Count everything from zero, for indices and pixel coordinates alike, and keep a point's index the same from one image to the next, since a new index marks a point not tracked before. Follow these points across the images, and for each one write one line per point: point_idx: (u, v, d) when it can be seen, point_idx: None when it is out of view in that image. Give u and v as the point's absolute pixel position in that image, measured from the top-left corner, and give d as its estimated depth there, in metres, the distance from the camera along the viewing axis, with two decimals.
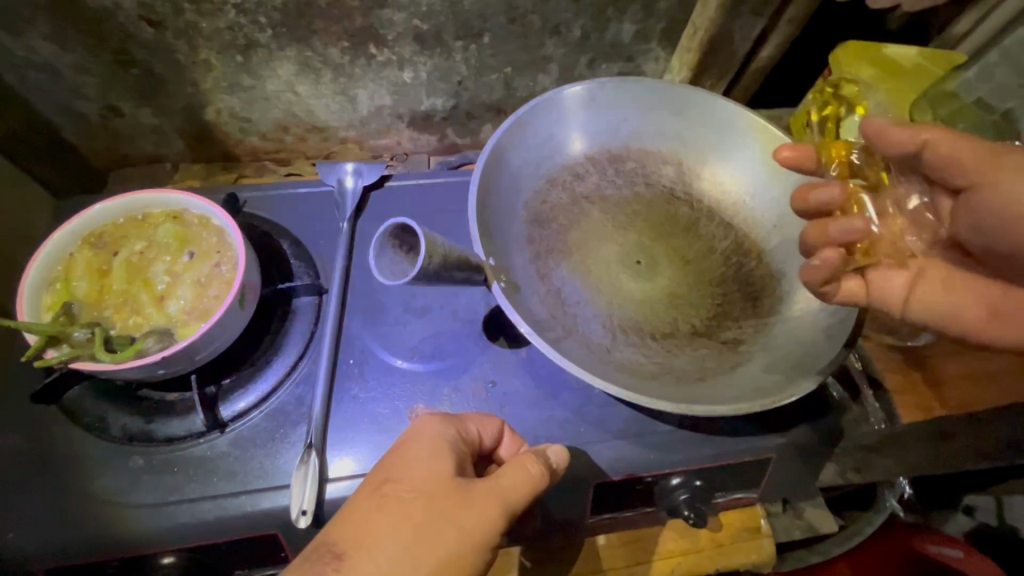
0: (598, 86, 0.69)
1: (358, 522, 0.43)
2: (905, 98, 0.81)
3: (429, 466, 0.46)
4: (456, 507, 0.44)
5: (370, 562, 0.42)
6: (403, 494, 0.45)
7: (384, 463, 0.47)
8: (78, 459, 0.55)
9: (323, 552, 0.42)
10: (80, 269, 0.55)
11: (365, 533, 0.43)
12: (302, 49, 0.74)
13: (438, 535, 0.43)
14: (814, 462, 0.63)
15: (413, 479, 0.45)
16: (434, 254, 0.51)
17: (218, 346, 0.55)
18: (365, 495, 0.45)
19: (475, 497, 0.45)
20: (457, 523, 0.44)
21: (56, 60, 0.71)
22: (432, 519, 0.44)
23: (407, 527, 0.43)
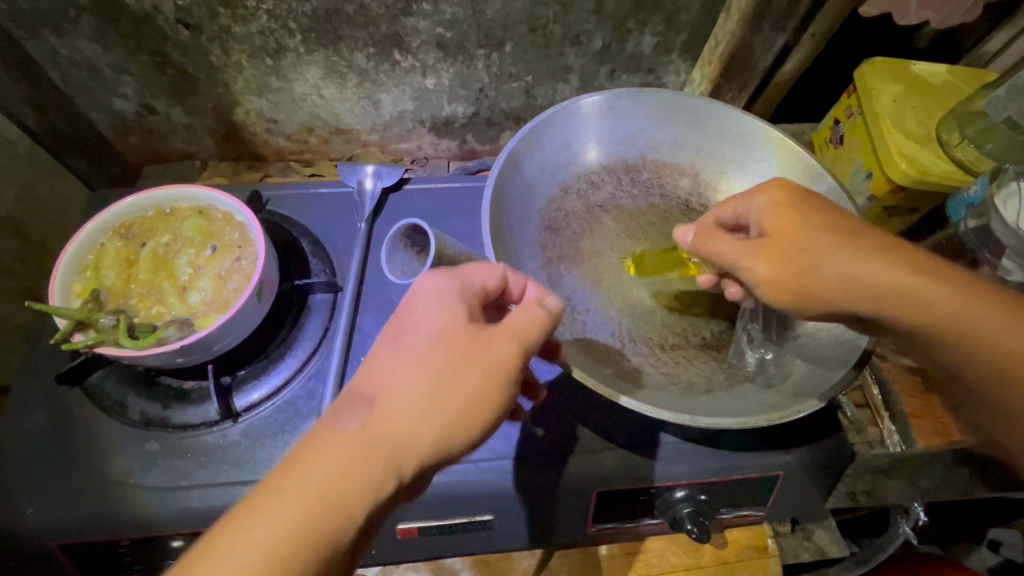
0: (616, 96, 0.69)
1: (377, 377, 0.40)
2: (932, 116, 0.80)
3: (444, 317, 0.42)
4: (478, 346, 0.42)
5: (400, 398, 0.39)
6: (417, 347, 0.41)
7: (394, 323, 0.44)
8: (96, 440, 0.57)
9: (349, 403, 0.39)
10: (109, 258, 0.58)
11: (390, 379, 0.40)
12: (329, 54, 0.77)
13: (459, 377, 0.40)
14: (824, 484, 0.62)
15: (430, 328, 0.42)
16: (444, 256, 0.52)
17: (234, 338, 0.56)
18: (381, 347, 0.42)
19: (493, 335, 0.42)
20: (476, 361, 0.41)
21: (97, 60, 0.75)
22: (454, 353, 0.41)
23: (433, 359, 0.40)
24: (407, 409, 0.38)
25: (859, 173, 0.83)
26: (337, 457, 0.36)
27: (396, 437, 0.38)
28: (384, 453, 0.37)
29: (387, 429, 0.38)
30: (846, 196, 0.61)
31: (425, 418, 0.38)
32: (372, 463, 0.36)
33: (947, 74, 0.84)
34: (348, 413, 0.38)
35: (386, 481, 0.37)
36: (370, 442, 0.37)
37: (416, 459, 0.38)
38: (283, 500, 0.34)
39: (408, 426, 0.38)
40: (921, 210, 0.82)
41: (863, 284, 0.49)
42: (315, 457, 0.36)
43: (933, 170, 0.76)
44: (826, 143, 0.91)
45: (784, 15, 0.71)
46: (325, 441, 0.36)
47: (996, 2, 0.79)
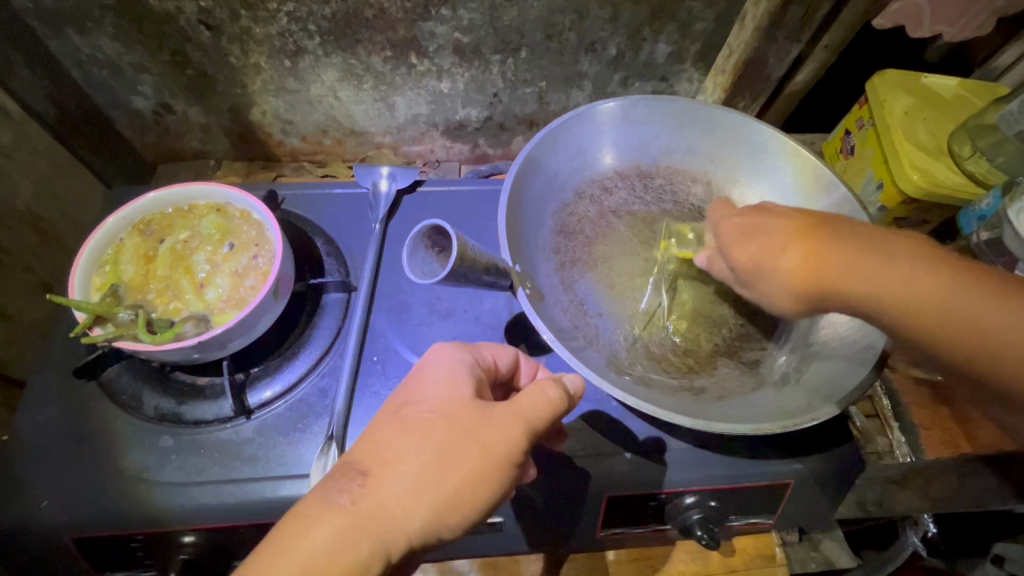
0: (631, 103, 0.70)
1: (378, 447, 0.42)
2: (943, 128, 0.81)
3: (450, 390, 0.44)
4: (477, 423, 0.42)
5: (395, 476, 0.40)
6: (422, 415, 0.43)
7: (402, 394, 0.46)
8: (110, 435, 0.58)
9: (347, 473, 0.41)
10: (127, 254, 0.58)
11: (389, 451, 0.41)
12: (346, 57, 0.78)
13: (460, 454, 0.41)
14: (836, 493, 0.62)
15: (432, 401, 0.44)
16: (463, 257, 0.52)
17: (249, 335, 0.57)
18: (386, 418, 0.44)
19: (496, 413, 0.43)
20: (478, 439, 0.42)
21: (118, 58, 0.76)
22: (453, 434, 0.42)
23: (430, 445, 0.41)
24: (402, 488, 0.39)
25: (870, 184, 0.83)
26: (327, 532, 0.37)
27: (388, 509, 0.39)
28: (375, 528, 0.38)
29: (380, 505, 0.39)
30: (860, 205, 0.62)
31: (416, 499, 0.39)
32: (361, 536, 0.37)
33: (959, 88, 0.84)
34: (346, 484, 0.40)
35: (375, 555, 0.37)
36: (363, 517, 0.38)
37: (403, 541, 0.38)
38: (275, 563, 0.36)
39: (400, 508, 0.39)
40: (932, 221, 0.82)
41: (835, 269, 0.48)
42: (306, 523, 0.37)
43: (944, 182, 0.76)
44: (836, 154, 0.92)
45: (799, 26, 0.72)
46: (321, 506, 0.38)
47: (1009, 16, 0.79)
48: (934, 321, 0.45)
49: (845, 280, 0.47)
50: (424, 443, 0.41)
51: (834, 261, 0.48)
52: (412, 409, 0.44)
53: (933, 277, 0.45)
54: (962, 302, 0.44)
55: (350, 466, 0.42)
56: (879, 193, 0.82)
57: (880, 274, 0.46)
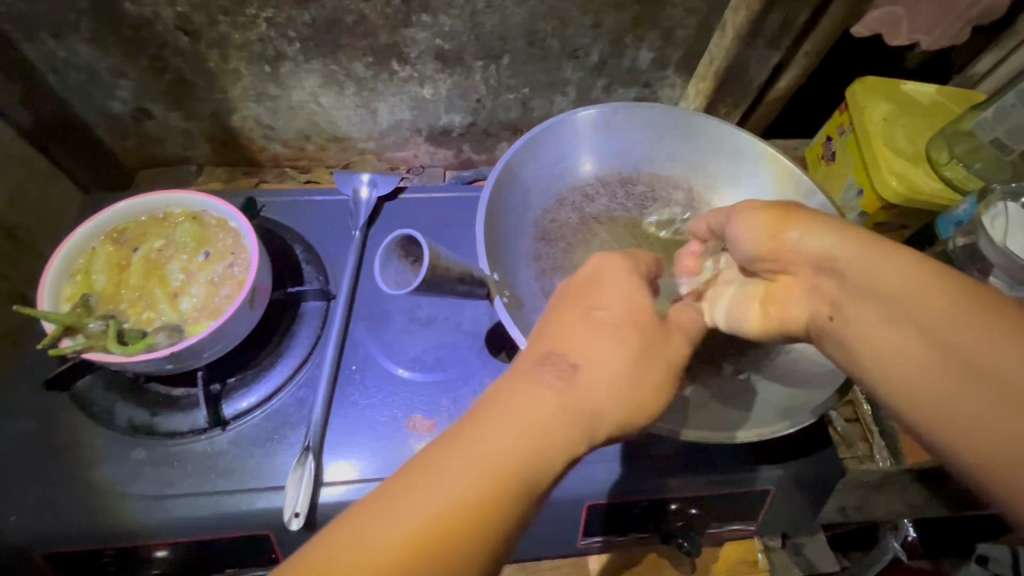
0: (612, 110, 0.70)
1: (570, 344, 0.41)
2: (922, 134, 0.81)
3: (633, 296, 0.45)
4: (658, 337, 0.43)
5: (602, 375, 0.40)
6: (610, 319, 0.43)
7: (576, 298, 0.45)
8: (82, 447, 0.57)
9: (550, 360, 0.40)
10: (100, 263, 0.57)
11: (586, 349, 0.41)
12: (327, 63, 0.77)
13: (648, 359, 0.42)
14: (816, 499, 0.62)
15: (614, 305, 0.44)
16: (435, 266, 0.52)
17: (224, 346, 0.56)
18: (573, 319, 0.43)
19: (672, 332, 0.45)
20: (662, 351, 0.43)
21: (95, 63, 0.75)
22: (643, 342, 0.43)
23: (622, 349, 0.41)
24: (601, 387, 0.39)
25: (851, 190, 0.84)
26: (546, 418, 0.37)
27: (585, 402, 0.39)
28: (586, 420, 0.38)
29: (590, 399, 0.39)
30: (837, 212, 0.62)
31: (612, 397, 0.40)
32: (571, 426, 0.37)
33: (937, 94, 0.85)
34: (545, 374, 0.39)
35: (580, 445, 0.37)
36: (576, 404, 0.38)
37: (603, 433, 0.39)
38: (497, 433, 0.35)
39: (603, 404, 0.39)
40: (911, 227, 0.83)
41: (819, 242, 0.46)
42: (521, 406, 0.37)
43: (923, 189, 0.77)
44: (818, 160, 0.92)
45: (778, 34, 0.72)
46: (530, 392, 0.38)
47: (984, 24, 0.80)
48: (891, 320, 0.40)
49: (807, 246, 0.46)
50: (611, 348, 0.41)
51: (814, 232, 0.46)
52: (594, 313, 0.44)
53: (902, 265, 0.41)
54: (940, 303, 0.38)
55: (540, 359, 0.41)
56: (860, 199, 0.82)
57: (865, 257, 0.43)
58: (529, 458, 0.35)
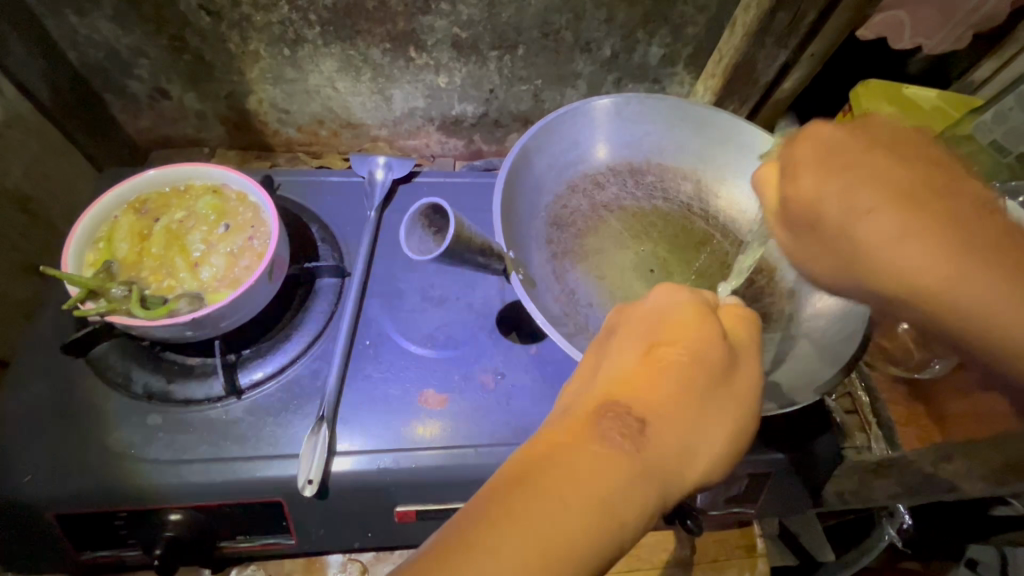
0: (625, 101, 0.71)
1: (640, 392, 0.39)
2: (923, 137, 0.84)
3: (701, 331, 0.42)
4: (725, 376, 0.41)
5: (670, 425, 0.38)
6: (679, 358, 0.40)
7: (639, 336, 0.43)
8: (97, 413, 0.57)
9: (617, 413, 0.37)
10: (122, 231, 0.58)
11: (657, 397, 0.39)
12: (345, 47, 0.79)
13: (715, 404, 0.40)
14: (813, 483, 0.64)
15: (686, 343, 0.41)
16: (459, 235, 0.53)
17: (242, 316, 0.57)
18: (633, 357, 0.41)
19: (740, 363, 0.42)
20: (730, 393, 0.41)
21: (116, 41, 0.76)
22: (716, 387, 0.40)
23: (692, 397, 0.39)
24: (666, 448, 0.37)
25: None
26: (619, 475, 0.34)
27: (660, 450, 0.37)
28: (651, 476, 0.36)
29: (660, 448, 0.37)
30: None
31: (685, 448, 0.38)
32: (647, 478, 0.35)
33: (937, 99, 0.88)
34: (614, 425, 0.37)
35: (657, 493, 0.36)
36: (649, 459, 0.36)
37: (673, 488, 0.37)
38: (565, 494, 0.33)
39: (675, 452, 0.37)
40: None
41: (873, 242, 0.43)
42: (595, 461, 0.34)
43: None
44: None
45: (786, 33, 0.75)
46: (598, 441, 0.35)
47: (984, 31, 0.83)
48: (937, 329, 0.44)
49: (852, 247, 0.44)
50: (680, 395, 0.39)
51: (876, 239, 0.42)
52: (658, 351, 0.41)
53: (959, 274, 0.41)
54: (986, 314, 0.41)
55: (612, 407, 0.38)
56: None
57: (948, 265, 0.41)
58: (602, 514, 0.33)
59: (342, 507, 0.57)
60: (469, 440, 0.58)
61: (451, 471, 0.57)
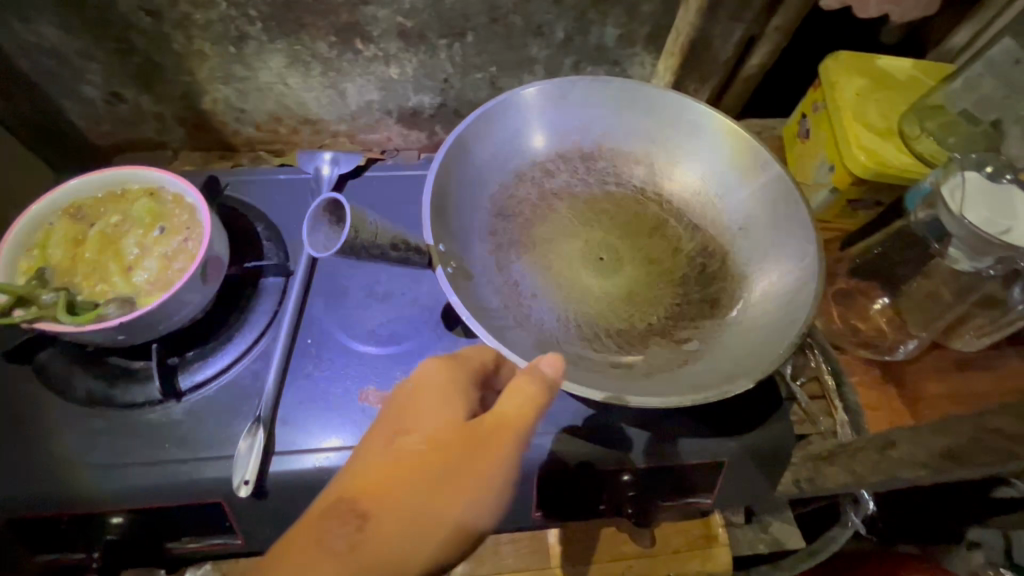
0: (567, 84, 0.69)
1: (383, 477, 0.43)
2: (894, 109, 0.80)
3: (443, 412, 0.47)
4: (466, 451, 0.44)
5: (396, 513, 0.41)
6: (416, 445, 0.44)
7: (389, 421, 0.47)
8: (41, 420, 0.58)
9: (346, 516, 0.41)
10: (57, 238, 0.58)
11: (389, 485, 0.42)
12: (291, 42, 0.78)
13: (456, 483, 0.43)
14: (770, 471, 0.63)
15: (428, 428, 0.46)
16: (358, 229, 0.52)
17: (178, 318, 0.57)
18: (387, 442, 0.46)
19: (486, 433, 0.44)
20: (472, 470, 0.43)
21: (62, 46, 0.75)
22: (461, 463, 0.43)
23: (433, 476, 0.43)
24: (393, 538, 0.41)
25: (823, 166, 0.83)
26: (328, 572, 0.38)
27: (383, 531, 0.41)
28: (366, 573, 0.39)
29: (382, 535, 0.41)
30: (792, 184, 0.62)
31: (417, 524, 0.41)
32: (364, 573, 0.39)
33: (911, 68, 0.84)
34: (344, 514, 0.41)
35: None
36: (366, 557, 0.39)
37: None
38: None
39: (401, 543, 0.40)
40: (884, 203, 0.82)
41: None
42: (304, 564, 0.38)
43: (893, 163, 0.76)
44: (793, 137, 0.91)
45: (738, 6, 0.72)
46: (323, 544, 0.39)
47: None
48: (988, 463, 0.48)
49: None
50: (420, 474, 0.43)
51: None
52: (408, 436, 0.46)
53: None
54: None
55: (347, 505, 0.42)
56: (831, 175, 0.81)
57: None
58: None
59: (280, 508, 0.56)
60: None
61: None
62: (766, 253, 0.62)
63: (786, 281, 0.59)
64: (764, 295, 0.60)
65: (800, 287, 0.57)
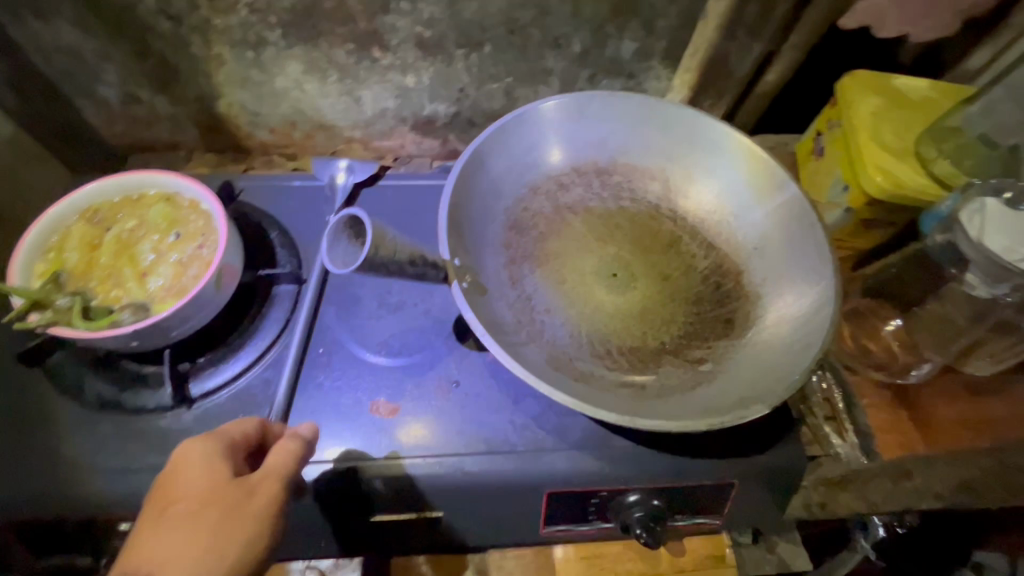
0: (585, 99, 0.69)
1: (149, 551, 0.41)
2: (910, 130, 0.80)
3: (210, 475, 0.46)
4: (236, 503, 0.44)
5: None
6: (183, 512, 0.43)
7: (155, 502, 0.45)
8: (51, 423, 0.58)
9: None
10: (73, 241, 0.58)
11: (165, 558, 0.41)
12: (309, 49, 0.78)
13: (231, 534, 0.43)
14: (779, 492, 0.62)
15: (196, 494, 0.44)
16: (378, 246, 0.52)
17: (192, 325, 0.57)
18: (151, 523, 0.44)
19: (257, 483, 0.46)
20: (243, 518, 0.44)
21: (80, 47, 0.76)
22: (232, 515, 0.44)
23: (205, 535, 0.42)
24: None
25: (837, 186, 0.82)
26: None
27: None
28: None
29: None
30: (810, 205, 0.62)
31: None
32: None
33: (928, 88, 0.84)
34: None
35: None
36: None
37: None
38: None
39: None
40: (897, 224, 0.81)
41: None
42: None
43: (909, 185, 0.75)
44: (806, 155, 0.91)
45: (758, 24, 0.72)
46: None
47: (976, 18, 0.79)
48: None
49: None
50: (192, 541, 0.42)
51: None
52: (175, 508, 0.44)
53: None
54: None
55: None
56: (845, 195, 0.81)
57: None
58: None
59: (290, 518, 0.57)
60: (418, 450, 0.58)
61: (401, 482, 0.56)
62: (782, 274, 0.62)
63: (804, 303, 0.58)
64: (780, 317, 0.59)
65: (815, 311, 0.57)
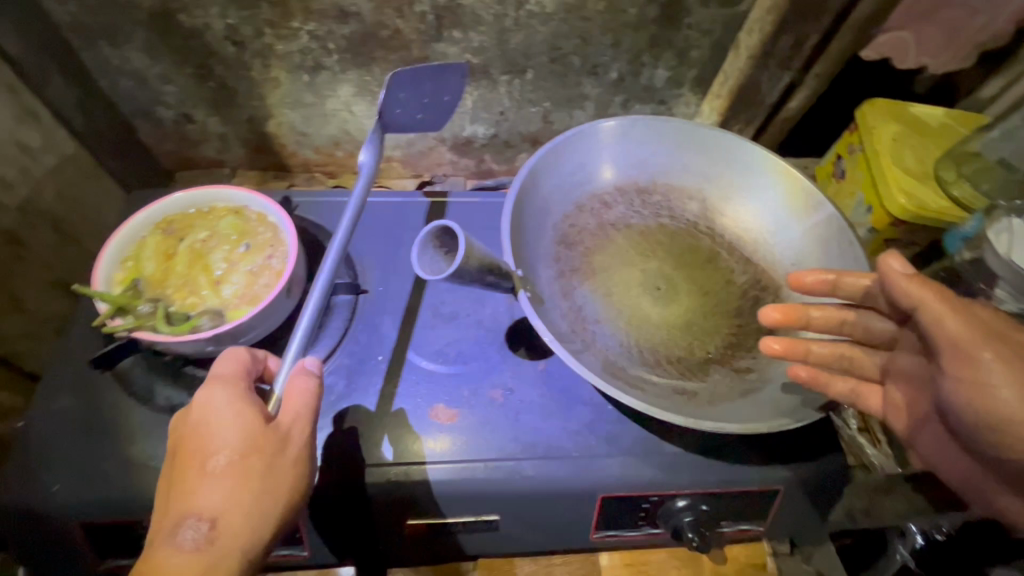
0: (629, 122, 0.74)
1: (197, 498, 0.44)
2: (930, 156, 0.84)
3: (230, 421, 0.47)
4: (270, 446, 0.47)
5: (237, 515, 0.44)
6: (219, 460, 0.45)
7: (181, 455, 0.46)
8: (123, 426, 0.60)
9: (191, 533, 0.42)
10: (149, 251, 0.61)
11: (216, 501, 0.44)
12: (362, 73, 0.82)
13: (272, 472, 0.46)
14: (824, 500, 0.64)
15: (224, 442, 0.46)
16: (467, 256, 0.55)
17: (260, 331, 0.59)
18: (188, 478, 0.45)
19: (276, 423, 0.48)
20: (276, 457, 0.47)
21: (146, 70, 0.80)
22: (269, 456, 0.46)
23: (253, 478, 0.45)
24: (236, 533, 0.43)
25: (861, 207, 0.86)
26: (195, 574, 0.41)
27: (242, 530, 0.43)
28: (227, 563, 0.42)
29: (234, 546, 0.43)
30: (846, 223, 0.66)
31: (251, 530, 0.44)
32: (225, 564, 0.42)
33: (945, 116, 0.89)
34: (193, 542, 0.42)
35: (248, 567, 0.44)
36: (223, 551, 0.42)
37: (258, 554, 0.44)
38: None
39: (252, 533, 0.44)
40: (919, 243, 0.85)
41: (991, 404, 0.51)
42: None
43: (931, 206, 0.80)
44: (828, 177, 0.95)
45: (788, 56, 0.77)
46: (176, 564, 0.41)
47: (989, 51, 0.84)
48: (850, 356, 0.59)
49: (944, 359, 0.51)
50: (242, 485, 0.45)
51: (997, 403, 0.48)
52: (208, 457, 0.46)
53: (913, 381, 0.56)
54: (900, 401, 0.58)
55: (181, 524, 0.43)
56: (869, 216, 0.85)
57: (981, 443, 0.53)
58: None
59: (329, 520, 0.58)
60: (475, 455, 0.60)
61: (464, 486, 0.58)
62: None
63: None
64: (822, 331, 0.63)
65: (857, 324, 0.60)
